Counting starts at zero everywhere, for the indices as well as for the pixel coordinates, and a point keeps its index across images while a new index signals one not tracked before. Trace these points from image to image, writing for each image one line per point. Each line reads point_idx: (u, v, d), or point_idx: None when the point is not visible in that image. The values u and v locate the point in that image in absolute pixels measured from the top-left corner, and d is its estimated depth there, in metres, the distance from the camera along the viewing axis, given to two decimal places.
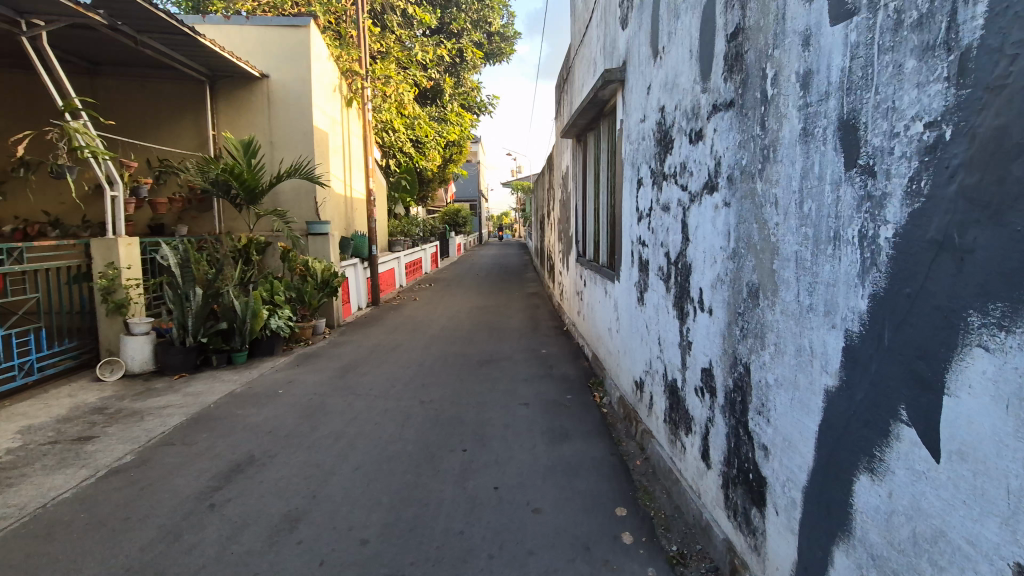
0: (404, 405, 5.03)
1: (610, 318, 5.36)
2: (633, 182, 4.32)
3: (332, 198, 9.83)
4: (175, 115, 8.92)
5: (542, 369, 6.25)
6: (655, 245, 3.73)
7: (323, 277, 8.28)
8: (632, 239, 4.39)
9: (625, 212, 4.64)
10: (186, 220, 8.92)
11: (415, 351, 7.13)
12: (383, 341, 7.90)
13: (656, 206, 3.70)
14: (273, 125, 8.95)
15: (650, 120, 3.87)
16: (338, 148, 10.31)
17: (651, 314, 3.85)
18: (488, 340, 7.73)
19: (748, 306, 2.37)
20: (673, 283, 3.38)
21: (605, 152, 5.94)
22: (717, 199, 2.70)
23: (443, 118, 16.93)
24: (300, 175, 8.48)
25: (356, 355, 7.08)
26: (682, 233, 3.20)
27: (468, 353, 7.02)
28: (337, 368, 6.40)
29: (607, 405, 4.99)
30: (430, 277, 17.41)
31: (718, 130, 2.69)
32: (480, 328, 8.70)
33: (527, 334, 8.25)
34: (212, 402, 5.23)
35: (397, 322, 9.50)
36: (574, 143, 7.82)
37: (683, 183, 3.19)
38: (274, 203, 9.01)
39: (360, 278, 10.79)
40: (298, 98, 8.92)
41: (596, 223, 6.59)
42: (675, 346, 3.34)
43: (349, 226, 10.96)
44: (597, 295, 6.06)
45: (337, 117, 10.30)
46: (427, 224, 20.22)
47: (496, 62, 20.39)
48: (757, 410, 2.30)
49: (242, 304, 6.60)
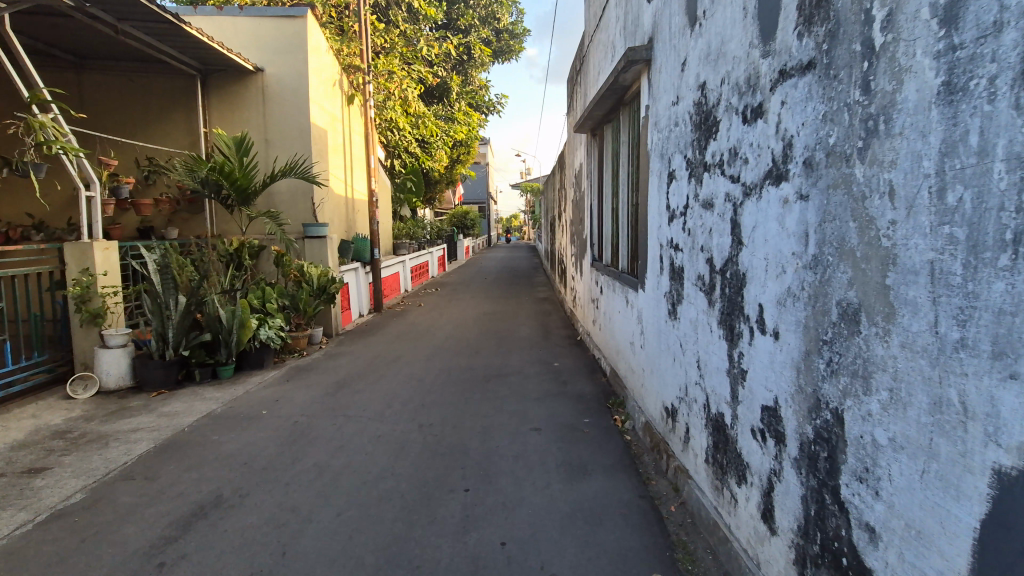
0: (400, 430, 4.46)
1: (632, 330, 4.78)
2: (663, 175, 3.73)
3: (332, 199, 9.31)
4: (166, 111, 8.44)
5: (555, 386, 5.66)
6: (693, 249, 3.14)
7: (320, 283, 7.76)
8: (661, 242, 3.80)
9: (651, 211, 4.05)
10: (176, 223, 8.41)
11: (416, 364, 6.57)
12: (384, 352, 7.34)
13: (694, 203, 3.12)
14: (268, 122, 8.45)
15: (686, 101, 3.28)
16: (338, 146, 9.79)
17: (687, 331, 3.26)
18: (495, 352, 7.14)
19: (841, 332, 1.77)
20: (718, 296, 2.79)
21: (625, 144, 5.36)
22: (786, 192, 2.11)
23: (450, 117, 16.43)
24: (296, 174, 7.97)
25: (352, 369, 6.52)
26: (732, 235, 2.61)
27: (473, 367, 6.43)
28: (330, 384, 5.85)
29: (630, 431, 4.39)
30: (436, 281, 16.87)
31: (788, 103, 2.10)
32: (488, 337, 8.11)
33: (538, 344, 7.65)
34: (187, 426, 4.68)
35: (399, 330, 8.95)
36: (589, 138, 7.25)
37: (732, 173, 2.60)
38: (269, 204, 8.50)
39: (362, 283, 10.27)
40: (295, 92, 8.42)
41: (615, 224, 5.99)
42: (722, 373, 2.76)
43: (349, 229, 10.43)
44: (617, 303, 5.48)
45: (337, 114, 9.79)
46: (434, 226, 19.67)
47: (505, 60, 19.88)
48: (855, 473, 1.71)
49: (229, 313, 6.07)
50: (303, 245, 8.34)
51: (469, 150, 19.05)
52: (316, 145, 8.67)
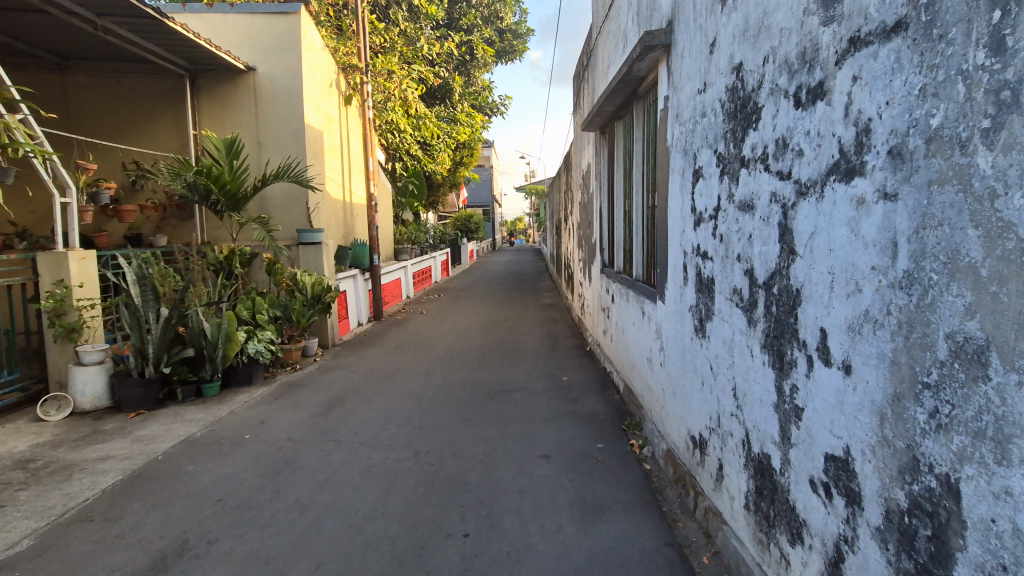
0: (394, 459, 4.04)
1: (649, 345, 4.34)
2: (687, 173, 3.30)
3: (328, 203, 8.92)
4: (154, 114, 8.08)
5: (565, 404, 5.21)
6: (727, 257, 2.71)
7: (314, 292, 7.37)
8: (684, 248, 3.37)
9: (672, 214, 3.62)
10: (165, 230, 8.04)
11: (415, 379, 6.14)
12: (381, 365, 6.93)
13: (728, 204, 2.68)
14: (260, 123, 8.06)
15: (715, 87, 2.85)
16: (334, 148, 9.40)
17: (720, 352, 2.82)
18: (500, 365, 6.69)
19: (955, 375, 1.34)
20: (762, 314, 2.35)
21: (639, 141, 4.92)
22: (861, 190, 1.68)
23: (453, 119, 16.03)
24: (289, 178, 7.58)
25: (346, 385, 6.10)
26: (781, 244, 2.18)
27: (476, 382, 6.00)
28: (322, 403, 5.42)
29: (649, 459, 3.94)
30: (439, 286, 16.47)
31: (864, 77, 1.66)
32: (492, 348, 7.67)
33: (545, 355, 7.19)
34: (161, 454, 4.27)
35: (399, 340, 8.53)
36: (598, 136, 6.82)
37: (781, 169, 2.17)
38: (262, 209, 8.11)
39: (361, 290, 9.87)
40: (288, 92, 8.03)
41: (628, 229, 5.55)
42: (767, 405, 2.32)
43: (347, 234, 10.02)
44: (631, 314, 5.04)
45: (333, 115, 9.40)
46: (437, 230, 19.24)
47: (509, 60, 19.47)
48: (983, 568, 1.26)
49: (214, 326, 5.69)
50: (296, 252, 7.94)
51: (472, 152, 18.67)
52: (310, 147, 8.27)
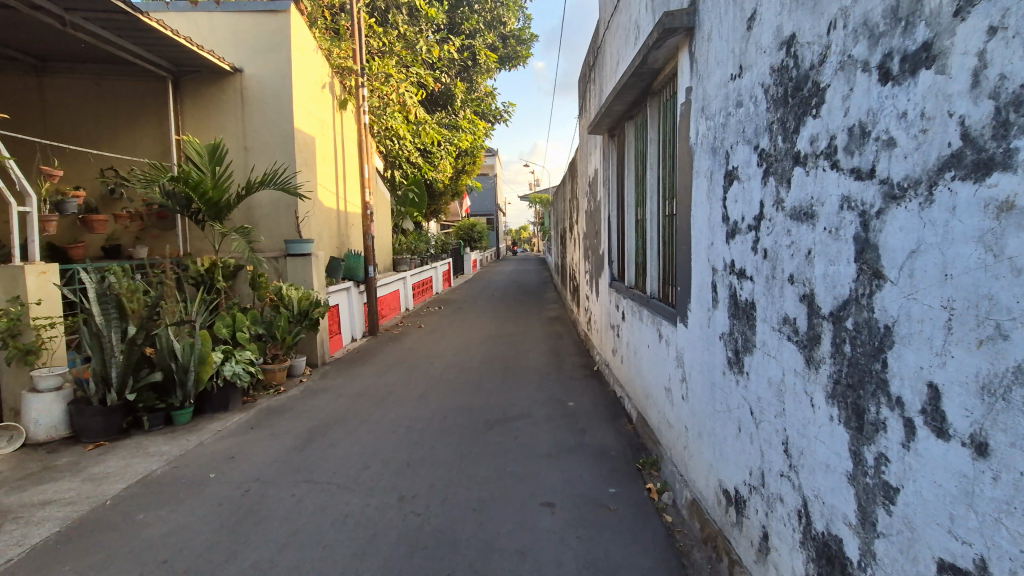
0: (374, 507, 3.50)
1: (667, 373, 3.81)
2: (716, 175, 2.79)
3: (319, 212, 8.45)
4: (135, 118, 7.64)
5: (570, 436, 4.66)
6: (773, 278, 2.19)
7: (300, 307, 6.87)
8: (713, 264, 2.85)
9: (696, 224, 3.11)
10: (146, 241, 7.57)
11: (407, 405, 5.62)
12: (372, 387, 6.41)
13: (774, 211, 2.17)
14: (247, 127, 7.61)
15: (755, 70, 2.35)
16: (327, 154, 8.94)
17: (764, 394, 2.29)
18: (500, 388, 6.15)
19: None
20: (828, 353, 1.83)
21: (653, 142, 4.42)
22: (1006, 189, 1.15)
23: (455, 125, 15.60)
24: (276, 185, 7.12)
25: (331, 411, 5.57)
26: (859, 264, 1.66)
27: (473, 408, 5.46)
28: (301, 434, 4.90)
29: (670, 508, 3.39)
30: (440, 297, 15.99)
31: (1010, 24, 1.15)
32: (492, 368, 7.13)
33: (549, 376, 6.64)
34: (111, 498, 3.75)
35: (394, 358, 8.01)
36: (606, 139, 6.32)
37: (859, 165, 1.65)
38: (248, 218, 7.64)
39: (355, 304, 9.38)
40: (276, 94, 7.59)
41: (641, 239, 5.03)
42: (836, 473, 1.78)
43: (341, 245, 9.55)
44: (645, 335, 4.51)
45: (326, 119, 8.95)
46: (438, 240, 18.76)
47: (512, 66, 19.09)
48: None
49: (186, 346, 5.21)
50: (284, 264, 7.46)
51: (474, 160, 18.25)
52: (300, 153, 7.82)
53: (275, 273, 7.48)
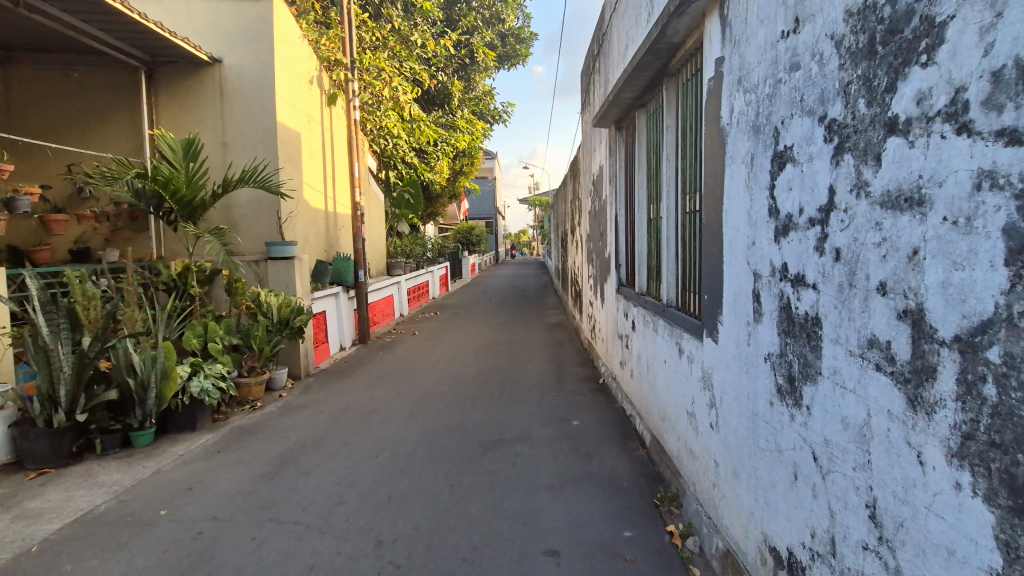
0: (347, 556, 2.96)
1: (690, 395, 3.28)
2: (761, 157, 2.28)
3: (304, 212, 7.92)
4: (106, 111, 7.10)
5: (576, 463, 4.12)
6: (852, 286, 1.67)
7: (281, 315, 6.34)
8: (755, 267, 2.34)
9: (730, 219, 2.60)
10: (117, 244, 7.03)
11: (393, 424, 5.08)
12: (357, 402, 5.88)
13: (854, 200, 1.65)
14: (226, 121, 7.08)
15: (820, 18, 1.82)
16: (313, 152, 8.43)
17: (838, 436, 1.77)
18: (496, 404, 5.61)
19: None
20: (950, 394, 1.30)
21: (668, 130, 3.90)
22: None
23: (452, 125, 15.11)
24: (255, 183, 6.59)
25: (308, 431, 5.03)
26: (1012, 270, 1.14)
27: (467, 428, 4.93)
28: (272, 459, 4.35)
29: (697, 558, 2.85)
30: (436, 302, 15.46)
31: None
32: (488, 380, 6.59)
33: (550, 390, 6.11)
34: (40, 541, 3.19)
35: (384, 369, 7.48)
36: (613, 131, 5.80)
37: (1018, 123, 1.12)
38: (227, 219, 7.12)
39: (344, 310, 8.85)
40: (258, 86, 7.08)
41: (653, 240, 4.51)
42: (968, 566, 1.26)
43: (329, 248, 9.03)
44: (660, 348, 4.00)
45: (314, 114, 8.44)
46: (435, 243, 18.24)
47: (512, 65, 18.63)
48: None
49: (146, 358, 4.69)
50: (265, 268, 6.94)
51: (473, 161, 17.75)
52: (283, 149, 7.30)
53: (255, 278, 6.96)
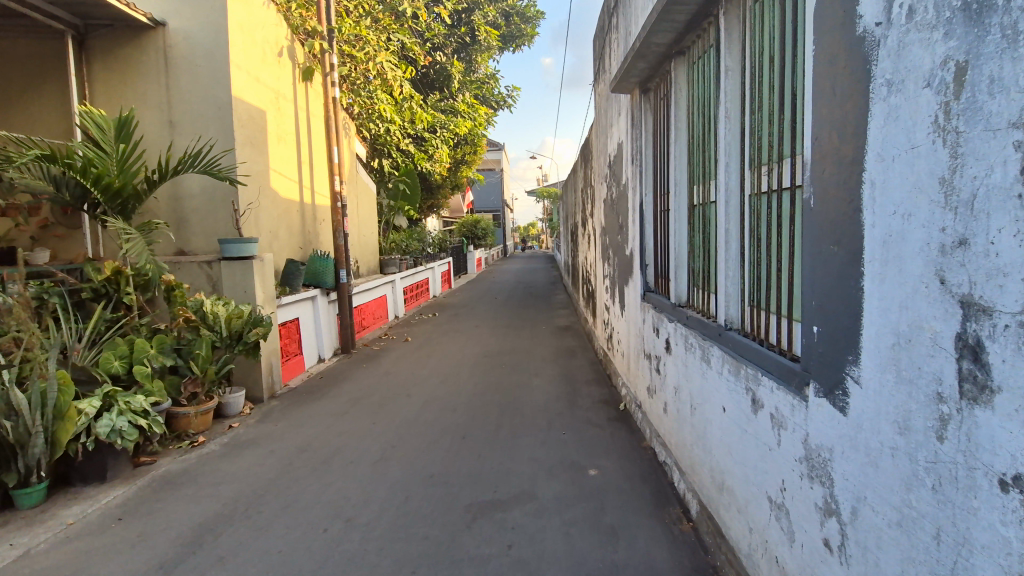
0: None
1: (776, 476, 2.14)
2: (991, 62, 1.12)
3: (270, 204, 6.79)
4: (35, 86, 6.01)
5: (595, 546, 2.95)
6: None
7: (230, 328, 5.24)
8: (970, 292, 1.18)
9: (888, 196, 1.43)
10: (47, 242, 5.97)
11: (358, 475, 3.96)
12: (322, 437, 4.77)
13: None
14: (172, 96, 5.95)
15: None
16: (284, 134, 7.30)
17: None
18: (491, 443, 4.45)
19: None
20: None
21: (728, 74, 2.69)
22: None
23: (453, 109, 13.97)
24: (202, 168, 5.47)
25: (246, 485, 3.90)
26: None
27: (452, 481, 3.79)
28: (186, 534, 3.25)
29: None
30: (437, 302, 14.34)
31: None
32: (484, 405, 5.44)
33: (560, 420, 4.93)
34: None
35: (364, 387, 6.37)
36: (637, 95, 4.60)
37: None
38: (175, 211, 6.04)
39: (324, 316, 7.74)
40: (209, 53, 5.93)
41: (698, 234, 3.32)
42: None
43: (307, 244, 7.92)
44: (713, 387, 2.85)
45: (284, 90, 7.30)
46: (437, 237, 17.06)
47: (516, 46, 17.40)
48: None
49: (30, 394, 3.61)
50: (218, 270, 5.83)
51: (476, 149, 16.59)
52: (242, 129, 6.18)
53: (207, 281, 5.83)
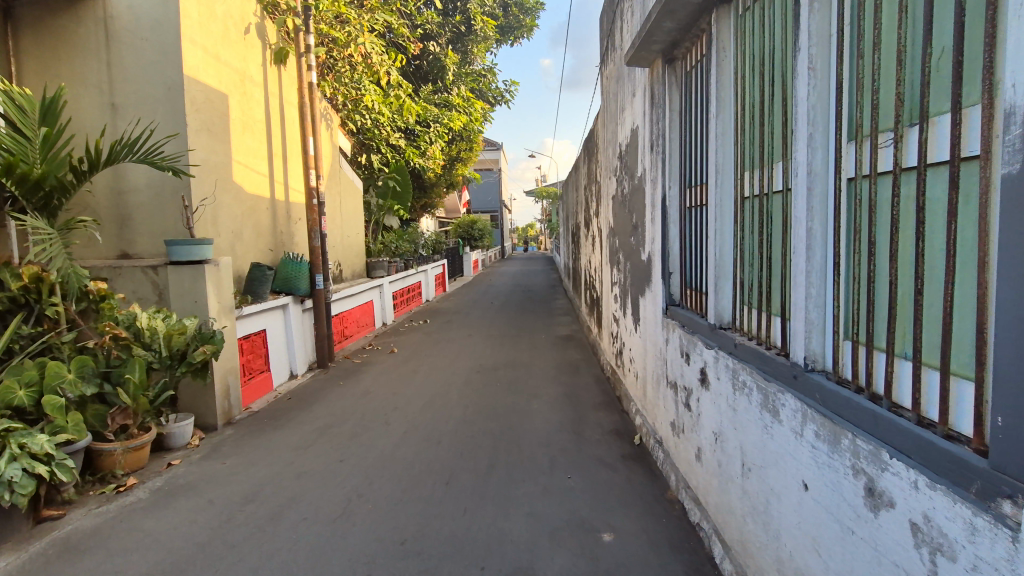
0: None
1: None
2: None
3: (232, 201, 5.96)
4: None
5: None
6: None
7: (171, 347, 4.42)
8: None
9: None
10: None
11: (311, 539, 3.14)
12: (275, 480, 3.94)
13: None
14: (114, 75, 5.12)
15: None
16: (251, 122, 6.47)
17: None
18: (480, 492, 3.62)
19: None
20: None
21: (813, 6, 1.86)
22: None
23: (447, 103, 13.19)
24: (141, 157, 4.64)
25: (167, 553, 3.07)
26: None
27: (428, 551, 2.97)
28: None
29: None
30: (430, 307, 13.53)
31: None
32: (474, 436, 4.63)
33: (563, 458, 4.11)
34: None
35: (337, 410, 5.55)
36: (659, 67, 3.79)
37: None
38: (118, 208, 5.23)
39: (297, 327, 6.91)
40: (156, 25, 5.08)
41: (753, 236, 2.51)
42: None
43: (278, 246, 7.09)
44: (784, 450, 2.03)
45: (251, 72, 6.47)
46: (430, 239, 16.22)
47: (515, 38, 16.61)
48: None
49: None
50: (165, 276, 4.98)
51: (472, 146, 15.80)
52: (197, 113, 5.33)
53: (152, 289, 4.99)
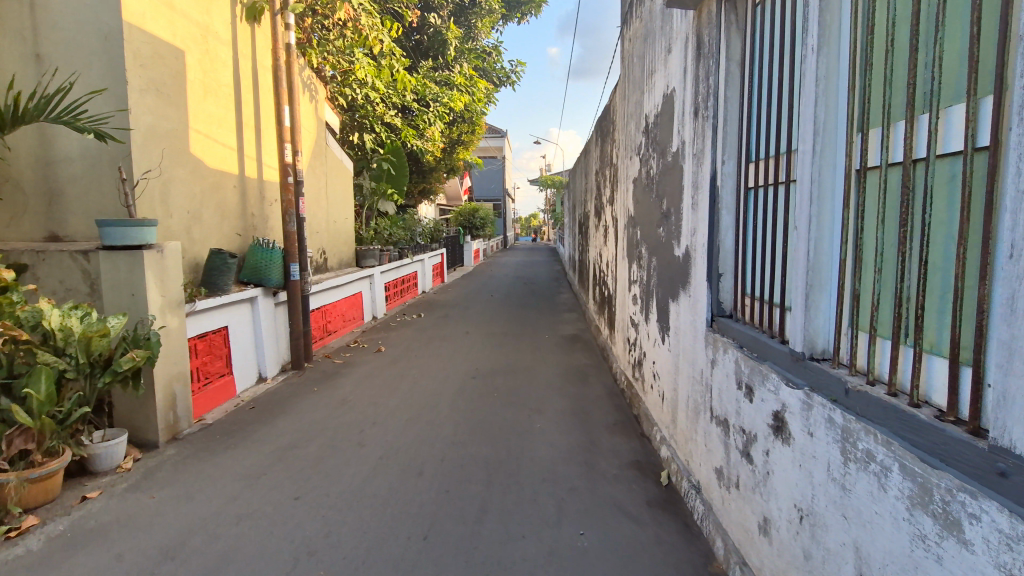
0: None
1: None
2: None
3: (187, 176, 5.09)
4: None
5: None
6: None
7: (91, 354, 3.59)
8: None
9: None
10: None
11: None
12: (210, 525, 3.13)
13: None
14: (40, 18, 4.23)
15: None
16: (215, 86, 5.58)
17: None
18: (467, 554, 2.78)
19: None
20: None
21: None
22: None
23: (448, 82, 12.25)
24: (62, 118, 3.77)
25: None
26: None
27: None
28: None
29: None
30: (427, 299, 12.66)
31: None
32: (464, 466, 3.80)
33: (573, 501, 3.30)
34: None
35: (306, 424, 4.73)
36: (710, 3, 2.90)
37: None
38: (45, 180, 4.37)
39: (269, 323, 6.08)
40: None
41: (885, 228, 1.65)
42: None
43: (248, 230, 6.23)
44: None
45: (216, 28, 5.57)
46: (428, 227, 15.31)
47: (522, 15, 15.58)
48: None
49: None
50: (97, 263, 4.11)
51: (475, 129, 14.83)
52: (143, 69, 4.45)
53: (82, 280, 4.13)
